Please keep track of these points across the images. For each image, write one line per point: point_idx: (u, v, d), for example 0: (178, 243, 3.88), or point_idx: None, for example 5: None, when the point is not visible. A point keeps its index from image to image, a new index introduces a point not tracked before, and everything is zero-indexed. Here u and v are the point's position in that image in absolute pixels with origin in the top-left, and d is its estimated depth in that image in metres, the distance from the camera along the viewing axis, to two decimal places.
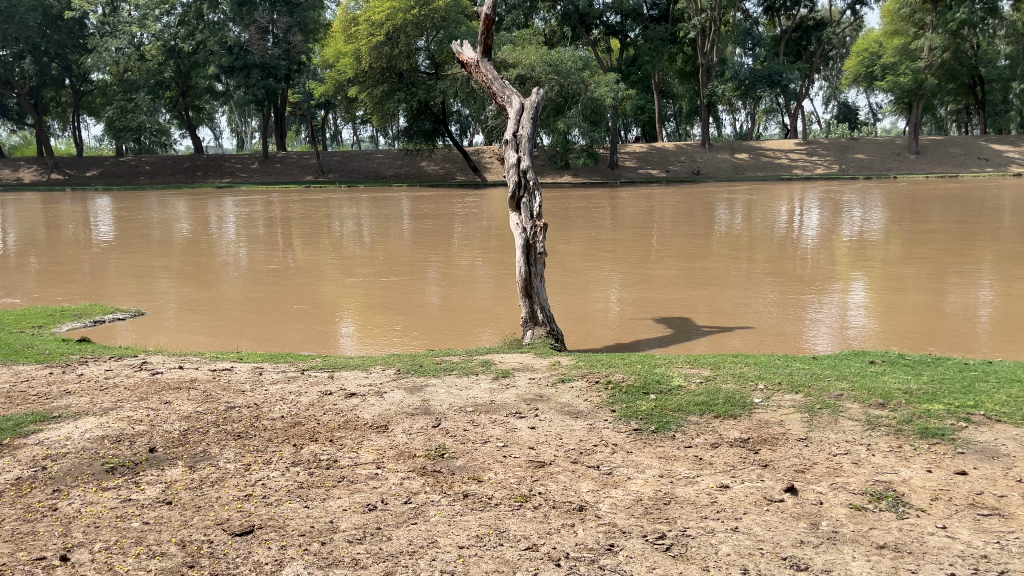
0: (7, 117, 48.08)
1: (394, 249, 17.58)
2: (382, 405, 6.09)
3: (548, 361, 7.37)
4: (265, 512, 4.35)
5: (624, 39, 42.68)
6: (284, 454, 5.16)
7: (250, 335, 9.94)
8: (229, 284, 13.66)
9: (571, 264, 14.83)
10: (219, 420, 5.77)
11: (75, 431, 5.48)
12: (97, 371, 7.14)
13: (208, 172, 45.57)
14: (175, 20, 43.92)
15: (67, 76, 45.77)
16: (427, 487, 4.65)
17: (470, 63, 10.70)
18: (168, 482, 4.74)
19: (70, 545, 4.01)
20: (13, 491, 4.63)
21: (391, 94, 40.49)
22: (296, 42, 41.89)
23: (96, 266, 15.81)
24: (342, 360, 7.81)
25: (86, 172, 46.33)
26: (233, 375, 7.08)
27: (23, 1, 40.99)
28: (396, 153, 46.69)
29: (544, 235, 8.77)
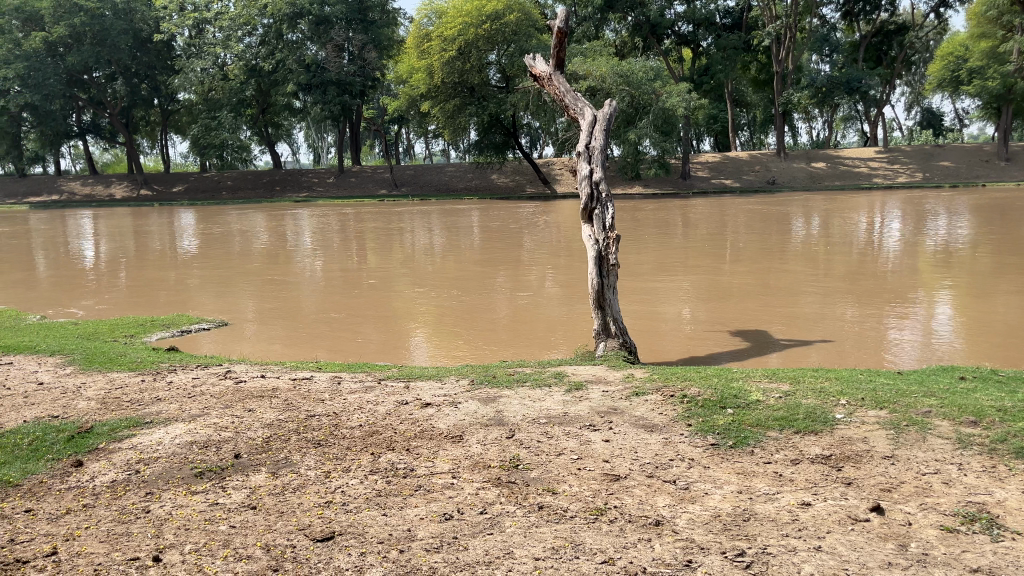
0: (101, 136, 50.62)
1: (464, 261, 17.72)
2: (456, 416, 6.15)
3: (622, 374, 7.32)
4: (345, 519, 4.45)
5: (696, 48, 42.21)
6: (363, 461, 5.28)
7: (326, 346, 10.15)
8: (305, 295, 14.02)
9: (643, 276, 14.70)
10: (299, 428, 5.93)
11: (166, 436, 5.72)
12: (185, 379, 7.43)
13: (286, 187, 46.93)
14: (256, 41, 45.06)
15: (156, 96, 47.90)
16: (502, 497, 4.68)
17: (543, 76, 10.72)
18: (253, 487, 4.90)
19: (162, 546, 4.18)
20: (109, 493, 4.86)
21: (463, 108, 41.07)
22: (370, 58, 43.05)
23: (179, 277, 16.42)
24: (417, 370, 7.93)
25: (173, 187, 48.31)
26: (312, 384, 7.26)
27: (116, 24, 43.20)
28: (467, 166, 47.19)
29: (616, 245, 8.70)
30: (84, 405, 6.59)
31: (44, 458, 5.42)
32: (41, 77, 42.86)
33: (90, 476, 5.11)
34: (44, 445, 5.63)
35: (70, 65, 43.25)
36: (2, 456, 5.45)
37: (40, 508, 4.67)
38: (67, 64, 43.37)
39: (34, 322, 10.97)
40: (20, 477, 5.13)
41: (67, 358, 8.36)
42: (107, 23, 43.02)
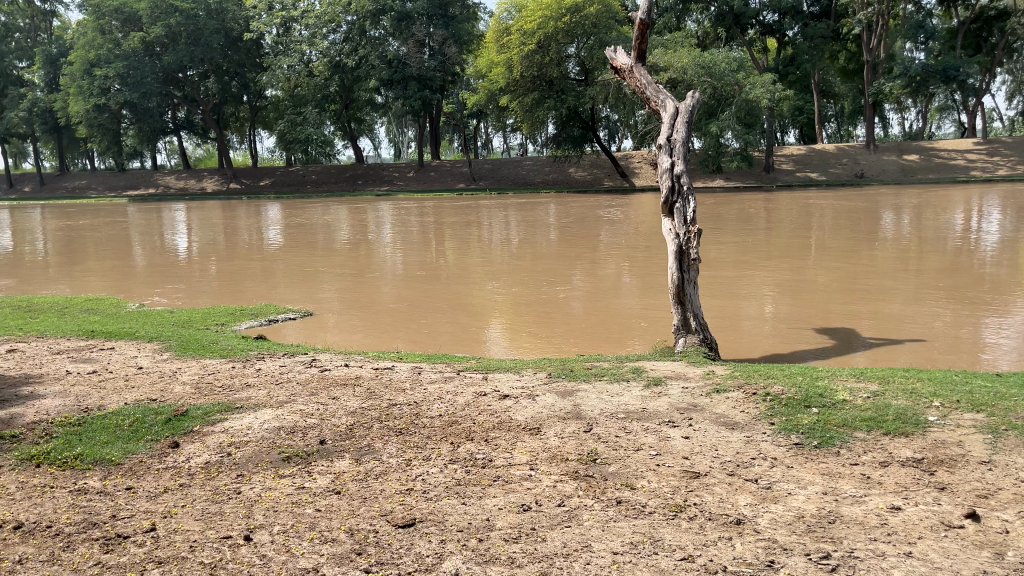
0: (194, 132, 52.68)
1: (541, 255, 17.76)
2: (534, 408, 6.19)
3: (702, 370, 7.22)
4: (426, 506, 4.54)
5: (782, 38, 41.08)
6: (443, 451, 5.37)
7: (405, 337, 10.32)
8: (385, 286, 14.30)
9: (723, 271, 14.43)
10: (382, 416, 6.06)
11: (256, 421, 5.95)
12: (273, 366, 7.70)
13: (368, 181, 47.85)
14: (340, 37, 46.01)
15: (245, 93, 49.45)
16: (580, 491, 4.69)
17: (624, 68, 10.61)
18: (337, 473, 5.04)
19: (253, 526, 4.35)
20: (203, 473, 5.09)
21: (541, 102, 40.87)
22: (450, 53, 43.43)
23: (266, 268, 16.98)
24: (495, 362, 8.01)
25: (260, 181, 49.89)
26: (394, 374, 7.43)
27: (208, 24, 44.91)
28: (545, 159, 47.19)
29: (698, 240, 8.56)
30: (180, 389, 6.91)
31: (143, 439, 5.71)
32: (139, 76, 44.81)
33: (186, 457, 5.36)
34: (143, 427, 5.92)
35: (166, 64, 45.19)
36: (105, 436, 5.76)
37: (140, 486, 4.93)
38: (164, 63, 45.34)
39: (133, 309, 11.53)
40: (122, 456, 5.41)
41: (164, 344, 8.77)
42: (200, 23, 44.78)
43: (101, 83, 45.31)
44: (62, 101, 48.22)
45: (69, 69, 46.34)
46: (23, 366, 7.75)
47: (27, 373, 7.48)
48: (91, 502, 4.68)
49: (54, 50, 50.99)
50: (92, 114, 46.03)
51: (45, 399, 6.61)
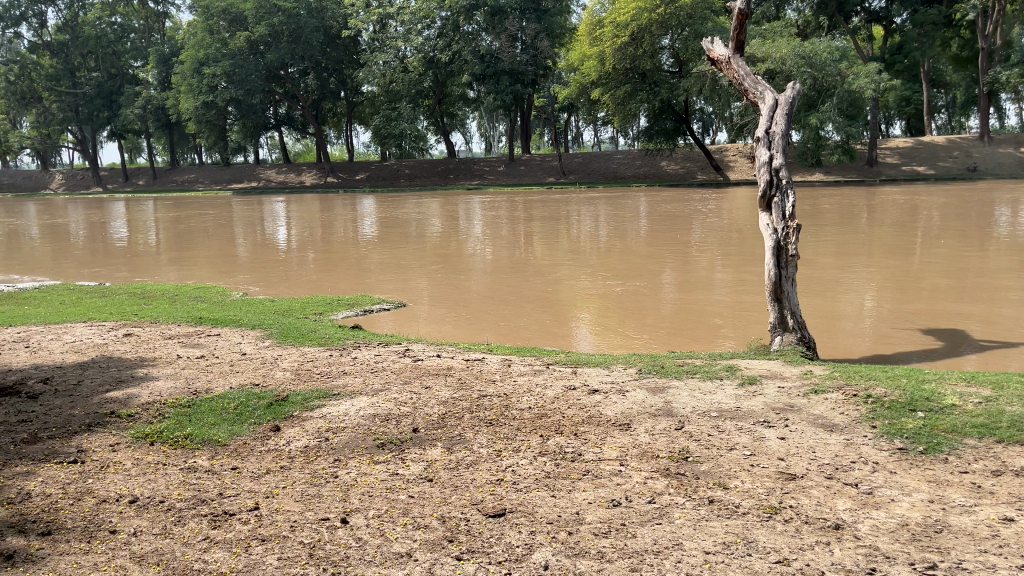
0: (293, 127, 54.48)
1: (630, 249, 17.60)
2: (624, 404, 6.15)
3: (799, 369, 7.01)
4: (516, 497, 4.58)
5: (889, 25, 39.32)
6: (532, 443, 5.40)
7: (494, 330, 10.39)
8: (474, 279, 14.47)
9: (822, 268, 13.95)
10: (472, 407, 6.15)
11: (352, 408, 6.14)
12: (368, 355, 7.90)
13: (459, 175, 48.43)
14: (434, 33, 46.50)
15: (343, 89, 50.81)
16: (671, 489, 4.63)
17: (721, 60, 10.37)
18: (430, 461, 5.15)
19: (349, 509, 4.49)
20: (303, 457, 5.28)
21: (633, 94, 40.59)
22: (543, 47, 43.43)
23: (359, 259, 17.44)
24: (585, 357, 7.99)
25: (356, 175, 51.19)
26: (484, 365, 7.52)
27: (308, 22, 46.32)
28: (636, 153, 46.72)
29: (796, 235, 8.30)
30: (280, 375, 7.19)
31: (247, 422, 5.97)
32: (244, 74, 46.50)
33: (287, 441, 5.58)
34: (247, 410, 6.19)
35: (269, 62, 46.81)
36: (212, 417, 6.05)
37: (244, 467, 5.16)
38: (267, 61, 46.93)
39: (236, 298, 12.03)
40: (228, 438, 5.67)
41: (266, 332, 9.15)
42: (301, 22, 46.22)
43: (209, 81, 47.37)
44: (173, 99, 50.58)
45: (180, 68, 48.69)
46: (137, 350, 8.21)
47: (142, 356, 7.93)
48: (199, 480, 4.93)
49: (166, 50, 53.55)
50: (200, 110, 48.10)
51: (158, 381, 7.00)
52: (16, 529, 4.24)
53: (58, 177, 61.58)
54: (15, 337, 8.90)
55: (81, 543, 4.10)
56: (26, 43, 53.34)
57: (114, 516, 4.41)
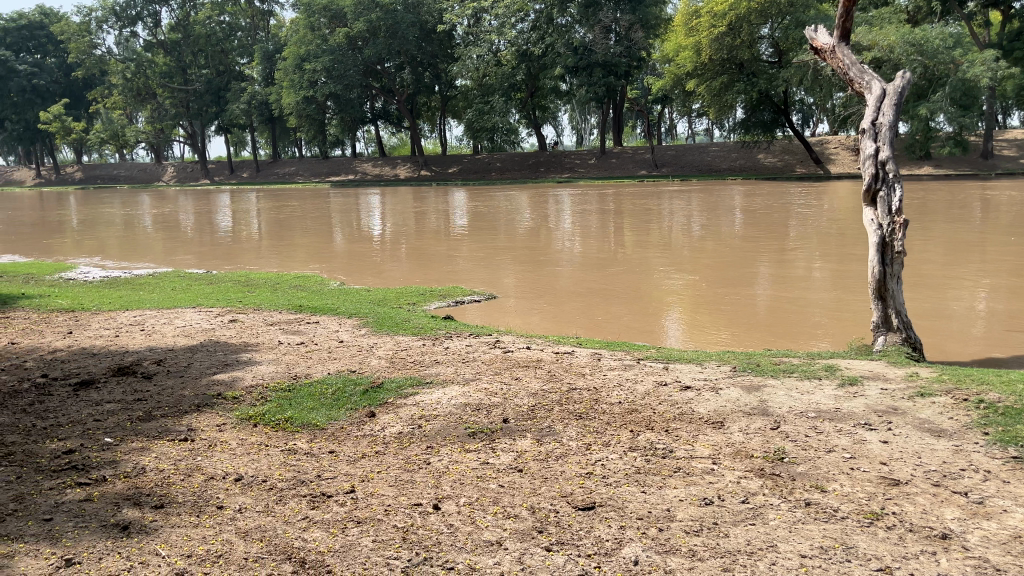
0: (389, 121, 55.62)
1: (724, 244, 17.23)
2: (718, 401, 6.03)
3: (905, 371, 6.73)
4: (605, 491, 4.57)
5: (1007, 10, 37.04)
6: (622, 438, 5.37)
7: (583, 323, 10.38)
8: (563, 272, 14.50)
9: (930, 265, 13.29)
10: (562, 400, 6.16)
11: (444, 397, 6.24)
12: (459, 345, 8.01)
13: (551, 168, 48.44)
14: (528, 26, 46.52)
15: (437, 83, 51.63)
16: (765, 490, 4.53)
17: (825, 49, 9.99)
18: (520, 451, 5.19)
19: (441, 496, 4.58)
20: (397, 443, 5.42)
21: (731, 85, 39.72)
22: (637, 38, 42.96)
23: (450, 251, 17.70)
24: (677, 353, 7.87)
25: (449, 169, 51.86)
26: (574, 358, 7.52)
27: (405, 17, 47.23)
28: (732, 145, 45.65)
29: (903, 231, 7.93)
30: (375, 363, 7.39)
31: (344, 407, 6.16)
32: (343, 69, 47.80)
33: (382, 426, 5.73)
34: (344, 396, 6.39)
35: (366, 56, 47.77)
36: (311, 401, 6.27)
37: (341, 451, 5.33)
38: (364, 56, 48.09)
39: (334, 287, 12.41)
40: (326, 422, 5.87)
41: (362, 320, 9.42)
42: (398, 17, 47.19)
43: (309, 77, 48.89)
44: (276, 94, 52.44)
45: (282, 64, 50.46)
46: (242, 335, 8.59)
47: (247, 341, 8.28)
48: (299, 461, 5.12)
49: (270, 46, 55.59)
50: (301, 105, 49.70)
51: (261, 365, 7.31)
52: (132, 500, 4.50)
53: (170, 171, 64.82)
54: (132, 320, 9.45)
55: (190, 518, 4.32)
56: (142, 42, 56.29)
57: (221, 493, 4.63)
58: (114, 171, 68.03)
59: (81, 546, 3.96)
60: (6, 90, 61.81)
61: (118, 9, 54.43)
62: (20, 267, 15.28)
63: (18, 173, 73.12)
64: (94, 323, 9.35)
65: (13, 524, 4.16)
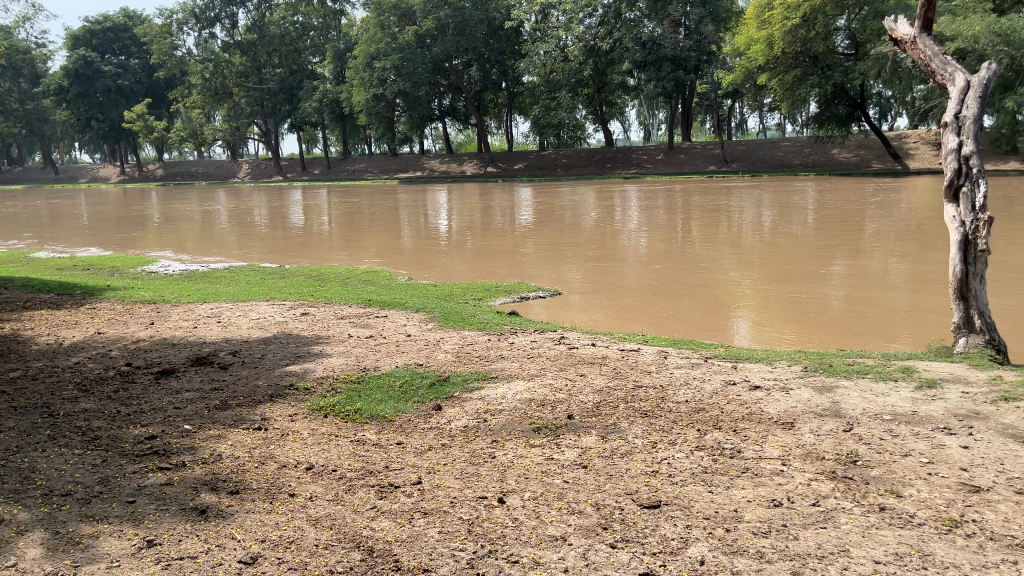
0: (457, 118, 56.19)
1: (795, 242, 16.82)
2: (788, 402, 5.91)
3: (987, 375, 6.46)
4: (671, 490, 4.53)
5: None
6: (689, 437, 5.31)
7: (650, 321, 10.29)
8: (630, 268, 14.39)
9: (1016, 265, 12.72)
10: (627, 397, 6.13)
11: (509, 391, 6.28)
12: (524, 341, 8.05)
13: (617, 164, 48.14)
14: (596, 21, 46.18)
15: (504, 80, 51.84)
16: (837, 493, 4.42)
17: (906, 40, 9.66)
18: (584, 447, 5.19)
19: (506, 490, 4.61)
20: (463, 436, 5.47)
21: (804, 79, 38.75)
22: (707, 32, 42.26)
23: (517, 247, 17.74)
24: (746, 352, 7.73)
25: (515, 165, 52.02)
26: (640, 355, 7.46)
27: (473, 15, 47.49)
28: (805, 140, 44.54)
29: (988, 229, 7.61)
30: (441, 356, 7.48)
31: (412, 400, 6.26)
32: (412, 67, 48.30)
33: (447, 419, 5.80)
34: (411, 389, 6.49)
35: (434, 54, 48.29)
36: (379, 394, 6.39)
37: (408, 442, 5.41)
38: (433, 54, 48.63)
39: (402, 281, 12.60)
40: (393, 414, 5.97)
41: (429, 315, 9.53)
42: (466, 15, 47.55)
43: (379, 75, 49.61)
44: (346, 93, 53.36)
45: (353, 62, 51.39)
46: (314, 327, 8.82)
47: (318, 334, 8.47)
48: (368, 452, 5.22)
49: (341, 45, 56.36)
50: (371, 103, 50.54)
51: (331, 357, 7.47)
52: (209, 486, 4.67)
53: (245, 168, 66.71)
54: (209, 312, 9.78)
55: (263, 504, 4.45)
56: (220, 43, 58.03)
57: (293, 481, 4.76)
58: (192, 168, 70.34)
59: (162, 527, 4.13)
60: (93, 90, 64.56)
61: (198, 11, 56.26)
62: (105, 259, 15.95)
63: (103, 170, 76.35)
64: (173, 314, 9.71)
65: (99, 505, 4.36)
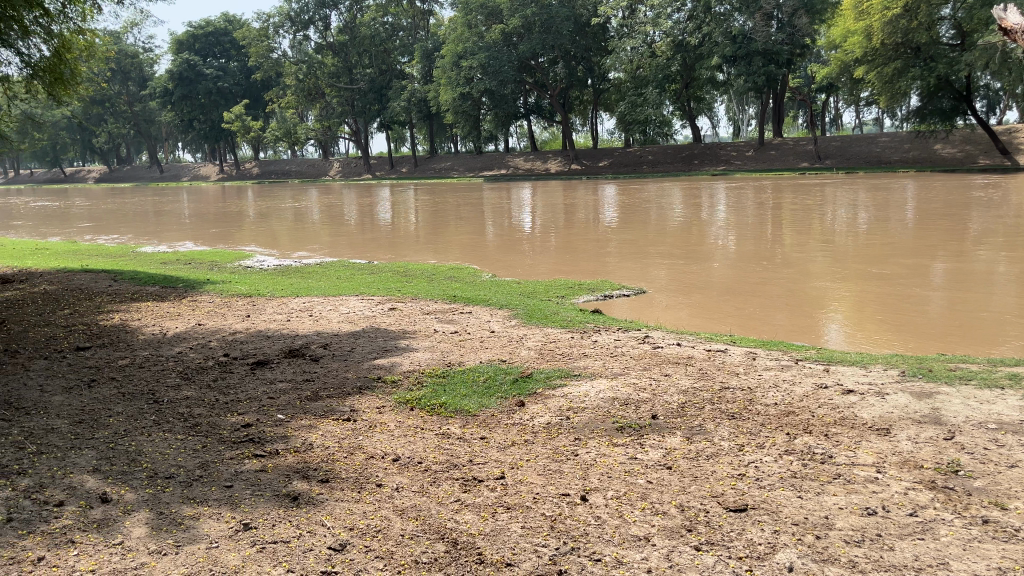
0: (542, 115, 56.46)
1: (894, 241, 16.15)
2: (884, 407, 5.69)
3: None
4: (759, 494, 4.43)
5: None
6: (777, 440, 5.18)
7: (739, 321, 10.07)
8: (717, 268, 14.10)
9: None
10: (714, 398, 6.01)
11: (592, 389, 6.26)
12: (608, 339, 7.99)
13: (705, 160, 47.27)
14: (684, 16, 45.50)
15: (590, 76, 51.63)
16: (936, 503, 4.24)
17: (1015, 30, 9.13)
18: (669, 449, 5.13)
19: (588, 488, 4.60)
20: (545, 433, 5.49)
21: (905, 71, 37.15)
22: (801, 24, 41.03)
23: (600, 245, 17.59)
24: (839, 355, 7.48)
25: (600, 162, 51.79)
26: (727, 356, 7.32)
27: (559, 13, 47.43)
28: (905, 135, 42.74)
29: None
30: (525, 353, 7.52)
31: (495, 395, 6.32)
32: (498, 65, 48.63)
33: (530, 415, 5.83)
34: (495, 384, 6.56)
35: (521, 52, 48.53)
36: (464, 388, 6.48)
37: (492, 437, 5.47)
38: (519, 52, 48.96)
39: (486, 278, 12.71)
40: (477, 409, 6.04)
41: (512, 312, 9.58)
42: (553, 12, 47.46)
43: (465, 73, 50.00)
44: (434, 92, 54.14)
45: (441, 62, 51.87)
46: (401, 322, 9.01)
47: (404, 329, 8.65)
48: (453, 445, 5.32)
49: (429, 45, 57.23)
50: (457, 102, 51.02)
51: (417, 351, 7.62)
52: (301, 474, 4.83)
53: (336, 166, 68.59)
54: (302, 306, 10.11)
55: (352, 493, 4.58)
56: (314, 44, 59.68)
57: (380, 471, 4.88)
58: (287, 166, 72.74)
59: (257, 512, 4.29)
60: (196, 91, 67.59)
61: (293, 14, 58.05)
62: (205, 254, 16.68)
63: (204, 168, 79.79)
64: (268, 307, 10.10)
65: (200, 489, 4.57)
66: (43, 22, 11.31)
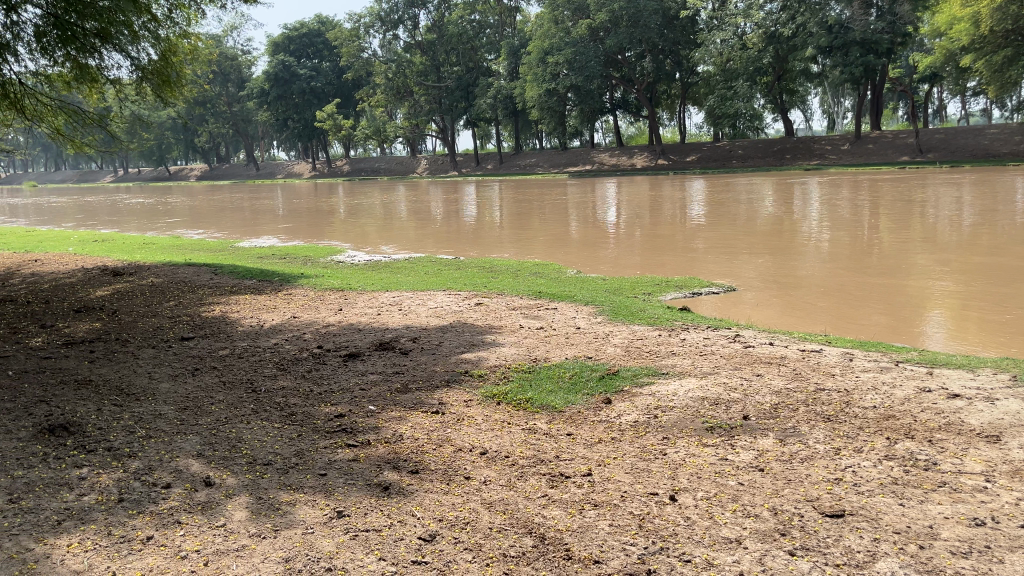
0: (629, 110, 55.88)
1: (1003, 237, 15.29)
2: (993, 414, 5.38)
3: None
4: (857, 500, 4.27)
5: None
6: (877, 445, 4.98)
7: (831, 320, 9.79)
8: (808, 264, 13.74)
9: None
10: (809, 399, 5.83)
11: (681, 389, 6.15)
12: (697, 338, 7.84)
13: (797, 155, 45.86)
14: (777, 6, 44.14)
15: (678, 70, 50.73)
16: None
17: None
18: (761, 450, 5.00)
19: (678, 488, 4.53)
20: (632, 431, 5.44)
21: (1016, 58, 35.29)
22: (902, 12, 39.30)
23: (687, 241, 17.35)
24: (943, 358, 7.13)
25: (688, 157, 50.93)
26: (822, 357, 7.09)
27: (647, 6, 46.73)
28: (1015, 126, 40.40)
29: None
30: (611, 350, 7.47)
31: (581, 392, 6.29)
32: (584, 60, 48.22)
33: (617, 413, 5.78)
34: (582, 381, 6.53)
35: (607, 47, 48.18)
36: (549, 384, 6.47)
37: (579, 434, 5.45)
38: (606, 47, 48.51)
39: (571, 274, 12.68)
40: (564, 405, 6.03)
41: (599, 308, 9.52)
42: (640, 5, 46.76)
43: (552, 69, 49.72)
44: (519, 88, 54.14)
45: (527, 58, 51.61)
46: (487, 317, 9.07)
47: (491, 324, 8.69)
48: (539, 441, 5.32)
49: (516, 42, 57.35)
50: (543, 97, 51.00)
51: (503, 347, 7.65)
52: (392, 464, 4.93)
53: (423, 163, 69.65)
54: (391, 300, 10.32)
55: (440, 485, 4.65)
56: (402, 43, 60.61)
57: (468, 464, 4.93)
58: (376, 163, 74.39)
59: (351, 500, 4.41)
60: (290, 91, 70.01)
61: (383, 14, 59.21)
62: (298, 249, 17.25)
63: (297, 166, 82.43)
64: (359, 301, 10.35)
65: (295, 475, 4.73)
66: (151, 27, 11.85)
